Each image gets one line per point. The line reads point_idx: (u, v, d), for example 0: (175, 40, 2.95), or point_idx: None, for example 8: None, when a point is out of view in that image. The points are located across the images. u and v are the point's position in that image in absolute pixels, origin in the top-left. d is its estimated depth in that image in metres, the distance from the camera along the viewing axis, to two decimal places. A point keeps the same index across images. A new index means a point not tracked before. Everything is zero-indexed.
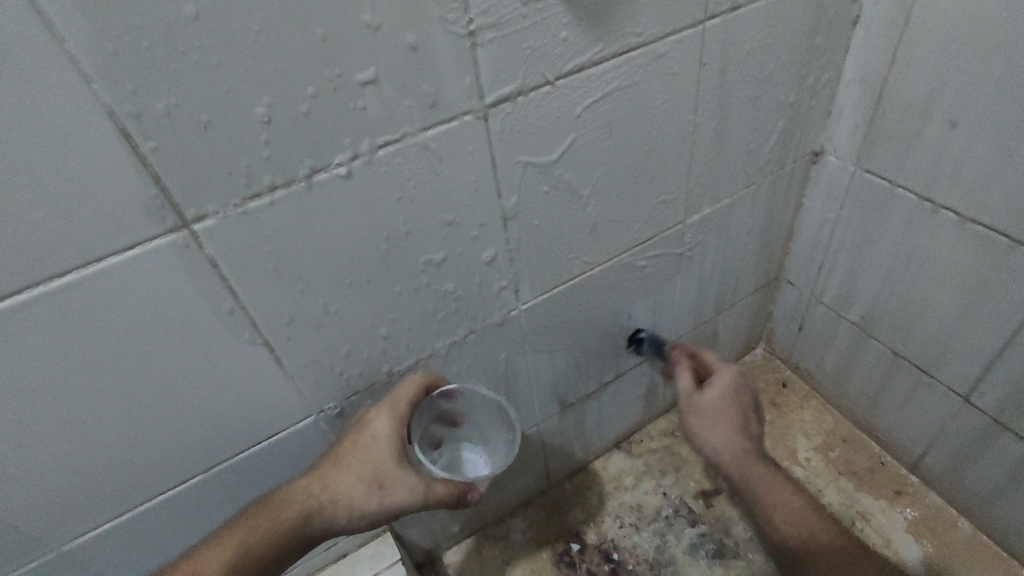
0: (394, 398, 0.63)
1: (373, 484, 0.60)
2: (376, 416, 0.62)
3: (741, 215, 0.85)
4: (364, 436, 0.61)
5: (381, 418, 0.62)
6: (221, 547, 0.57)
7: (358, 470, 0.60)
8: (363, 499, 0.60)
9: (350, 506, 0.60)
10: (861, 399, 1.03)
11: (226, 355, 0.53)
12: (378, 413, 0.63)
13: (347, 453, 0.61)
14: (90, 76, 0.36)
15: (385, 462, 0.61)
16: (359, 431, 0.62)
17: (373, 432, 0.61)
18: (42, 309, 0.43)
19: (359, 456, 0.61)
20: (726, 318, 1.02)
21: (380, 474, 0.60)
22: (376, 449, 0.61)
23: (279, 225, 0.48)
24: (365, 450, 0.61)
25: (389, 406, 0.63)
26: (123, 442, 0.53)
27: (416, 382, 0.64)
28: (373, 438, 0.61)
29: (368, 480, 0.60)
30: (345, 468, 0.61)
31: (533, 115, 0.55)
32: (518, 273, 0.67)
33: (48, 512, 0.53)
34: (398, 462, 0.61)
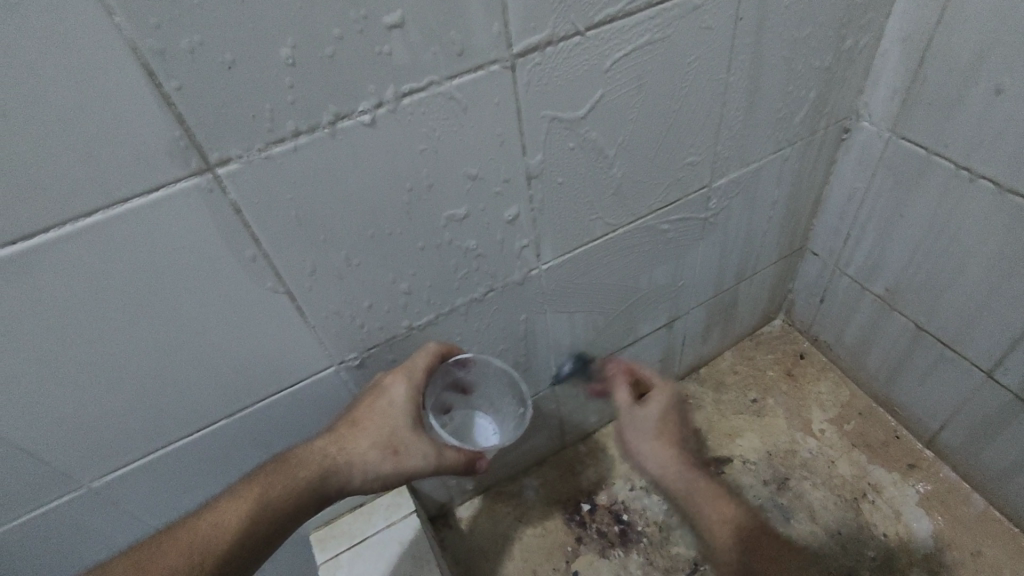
0: (409, 366, 0.64)
1: (388, 449, 0.62)
2: (391, 382, 0.63)
3: (768, 181, 0.83)
4: (380, 401, 0.63)
5: (397, 384, 0.63)
6: (240, 500, 0.56)
7: (374, 434, 0.62)
8: (379, 462, 0.62)
9: (365, 469, 0.61)
10: (880, 373, 1.02)
11: (248, 302, 0.53)
12: (394, 379, 0.64)
13: (363, 417, 0.62)
14: (114, 9, 0.35)
15: (402, 429, 0.62)
16: (375, 396, 0.63)
17: (389, 398, 0.63)
18: (69, 249, 0.43)
19: (375, 420, 0.62)
20: (746, 287, 1.01)
21: (395, 439, 0.62)
22: (392, 414, 0.62)
23: (302, 172, 0.48)
24: (381, 415, 0.62)
25: (405, 372, 0.64)
26: (148, 384, 0.54)
27: (431, 350, 0.65)
28: (390, 403, 0.63)
29: (383, 445, 0.62)
30: (361, 431, 0.62)
31: (561, 67, 0.54)
32: (540, 232, 0.66)
33: (77, 449, 0.55)
34: (413, 428, 0.63)
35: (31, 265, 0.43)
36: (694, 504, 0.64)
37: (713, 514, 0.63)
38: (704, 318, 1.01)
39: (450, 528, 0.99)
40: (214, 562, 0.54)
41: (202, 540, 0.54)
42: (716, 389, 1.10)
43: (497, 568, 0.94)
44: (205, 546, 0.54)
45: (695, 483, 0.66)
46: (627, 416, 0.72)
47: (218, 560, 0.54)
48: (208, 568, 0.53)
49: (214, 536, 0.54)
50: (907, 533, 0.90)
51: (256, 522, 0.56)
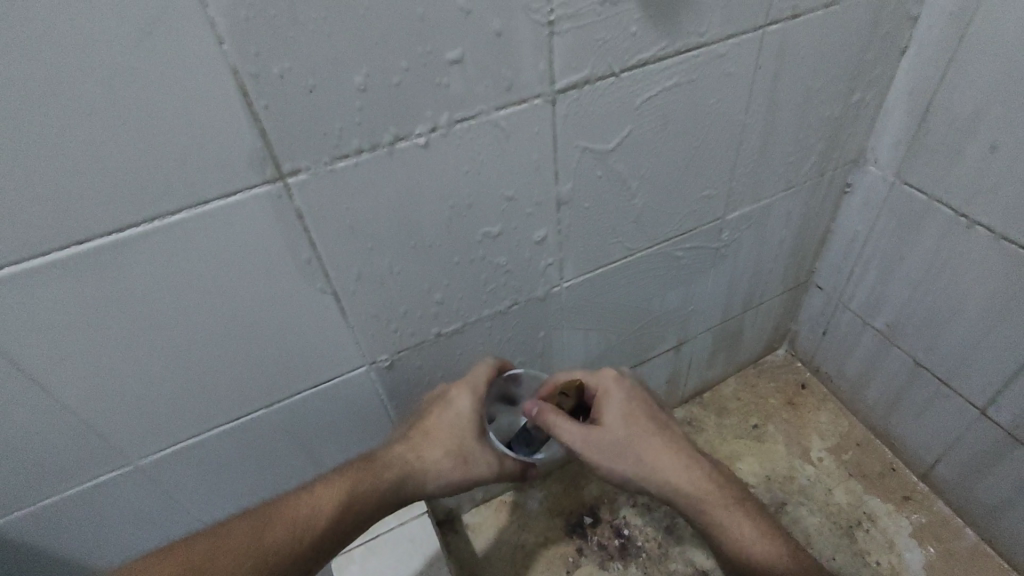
0: (473, 380, 0.72)
1: (458, 456, 0.69)
2: (458, 396, 0.71)
3: (778, 217, 0.88)
4: (449, 412, 0.70)
5: (463, 397, 0.71)
6: (336, 487, 0.64)
7: (445, 443, 0.69)
8: (449, 469, 0.69)
9: (439, 474, 0.69)
10: (878, 405, 1.06)
11: (299, 300, 0.58)
12: (460, 393, 0.71)
13: (435, 426, 0.70)
14: (223, 38, 0.41)
15: (469, 438, 0.70)
16: (443, 408, 0.71)
17: (456, 410, 0.70)
18: (154, 241, 0.48)
19: (446, 430, 0.69)
20: (753, 315, 1.05)
21: (464, 448, 0.69)
22: (460, 425, 0.70)
23: (360, 185, 0.53)
24: (451, 425, 0.70)
25: (469, 386, 0.71)
26: (201, 370, 0.58)
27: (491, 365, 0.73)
28: (457, 415, 0.70)
29: (453, 454, 0.69)
30: (434, 440, 0.69)
31: (596, 103, 0.59)
32: (564, 252, 0.71)
33: (130, 427, 0.59)
34: (480, 438, 0.70)
35: (120, 254, 0.48)
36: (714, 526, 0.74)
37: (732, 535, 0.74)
38: (711, 344, 1.05)
39: (456, 533, 1.02)
40: (311, 539, 0.60)
41: (304, 517, 0.60)
42: (718, 414, 1.13)
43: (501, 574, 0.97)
44: (306, 523, 0.60)
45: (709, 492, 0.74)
46: (592, 442, 0.70)
47: (315, 537, 0.60)
48: (307, 543, 0.59)
49: (315, 514, 0.61)
50: (899, 563, 0.93)
51: (340, 515, 0.62)
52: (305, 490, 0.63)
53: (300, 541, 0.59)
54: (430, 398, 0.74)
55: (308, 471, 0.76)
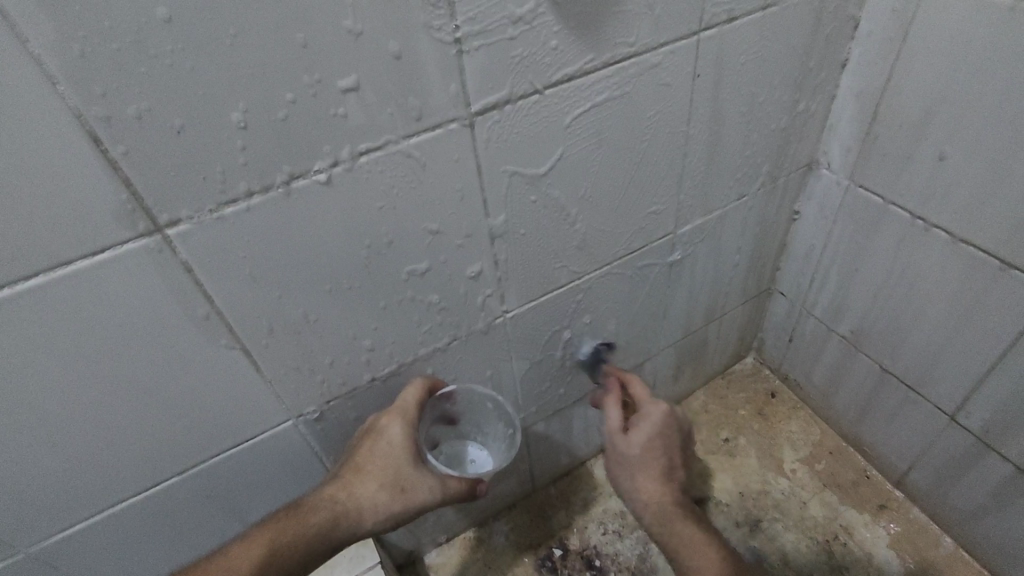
0: (401, 404, 0.65)
1: (396, 487, 0.63)
2: (388, 424, 0.64)
3: (732, 226, 0.84)
4: (380, 442, 0.64)
5: (393, 424, 0.64)
6: (254, 542, 0.57)
7: (380, 475, 0.63)
8: (388, 502, 0.63)
9: (376, 510, 0.62)
10: (847, 412, 1.02)
11: (201, 359, 0.52)
12: (389, 420, 0.64)
13: (366, 461, 0.63)
14: (57, 78, 0.35)
15: (405, 466, 0.64)
16: (373, 439, 0.64)
17: (388, 439, 0.64)
18: (10, 312, 0.42)
19: (379, 461, 0.63)
20: (715, 327, 1.02)
21: (401, 478, 0.63)
22: (394, 453, 0.63)
23: (255, 231, 0.47)
24: (383, 456, 0.63)
25: (399, 411, 0.65)
26: (95, 444, 0.52)
27: (420, 385, 0.67)
28: (390, 444, 0.64)
29: (390, 486, 0.63)
30: (367, 474, 0.63)
31: (521, 123, 0.54)
32: (504, 282, 0.66)
33: (18, 511, 0.52)
34: (416, 463, 0.64)
35: None
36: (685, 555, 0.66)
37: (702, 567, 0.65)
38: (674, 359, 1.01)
39: None
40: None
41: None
42: None
43: None
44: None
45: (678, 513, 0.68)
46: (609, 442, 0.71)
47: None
48: None
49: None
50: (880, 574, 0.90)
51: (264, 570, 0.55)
52: (220, 552, 0.56)
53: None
54: (358, 433, 0.67)
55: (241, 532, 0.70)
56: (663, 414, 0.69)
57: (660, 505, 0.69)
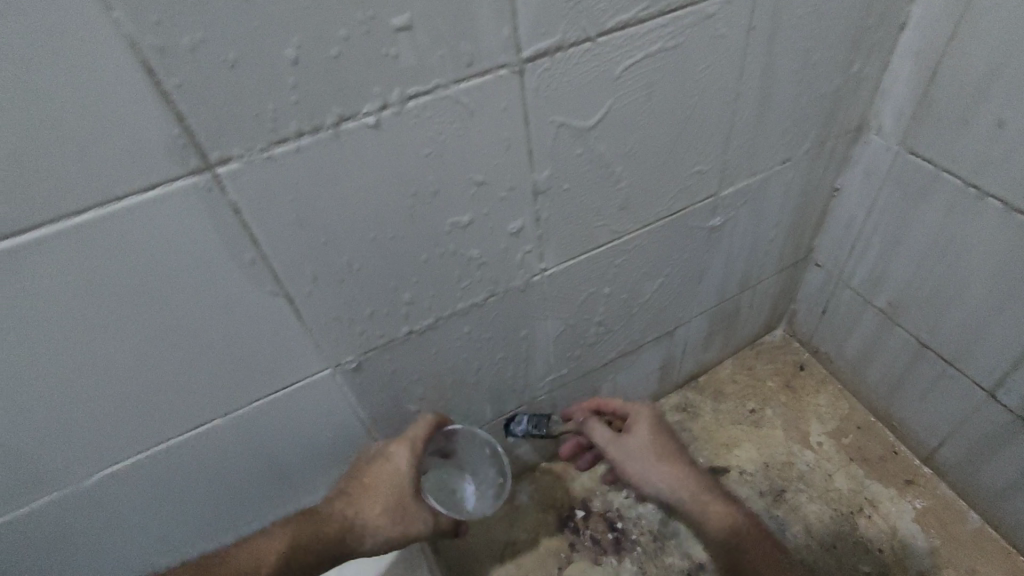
0: (411, 436, 0.71)
1: (396, 513, 0.68)
2: (397, 450, 0.70)
3: (774, 192, 0.82)
4: (387, 466, 0.69)
5: (401, 452, 0.70)
6: (276, 539, 0.66)
7: (383, 498, 0.68)
8: (387, 527, 0.67)
9: (376, 533, 0.67)
10: (879, 386, 1.01)
11: (246, 303, 0.52)
12: (398, 448, 0.70)
13: (374, 481, 0.69)
14: (112, 3, 0.35)
15: (406, 494, 0.68)
16: (382, 462, 0.70)
17: (395, 464, 0.69)
18: (63, 246, 0.42)
19: (384, 485, 0.68)
20: (748, 296, 1.00)
21: (401, 505, 0.68)
22: (399, 478, 0.69)
23: (302, 173, 0.47)
24: (389, 479, 0.69)
25: (408, 441, 0.71)
26: (142, 382, 0.53)
27: (429, 421, 0.73)
28: (396, 470, 0.69)
29: (391, 511, 0.67)
30: (373, 495, 0.68)
31: (571, 73, 0.53)
32: (543, 239, 0.66)
33: (68, 445, 0.54)
34: (417, 495, 0.69)
35: (27, 262, 0.42)
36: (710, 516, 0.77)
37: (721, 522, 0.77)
38: (704, 326, 1.00)
39: None
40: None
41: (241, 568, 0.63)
42: (714, 398, 1.10)
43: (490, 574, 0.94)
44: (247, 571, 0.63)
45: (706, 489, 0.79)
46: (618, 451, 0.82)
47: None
48: None
49: (255, 564, 0.64)
50: (903, 548, 0.90)
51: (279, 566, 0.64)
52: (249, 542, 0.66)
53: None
54: (370, 452, 0.73)
55: (278, 478, 0.72)
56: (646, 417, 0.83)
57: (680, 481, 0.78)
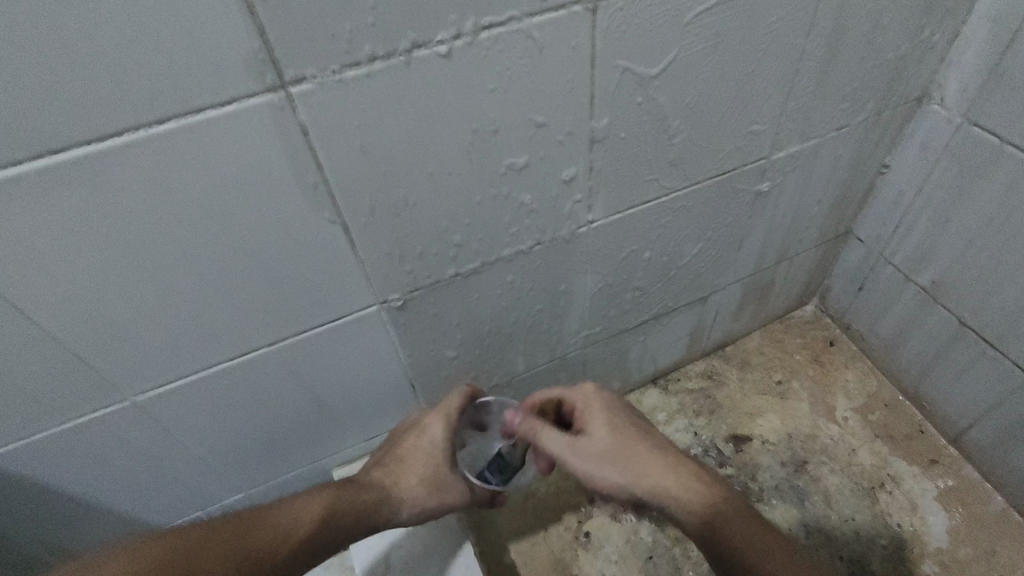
0: (445, 407, 0.71)
1: (433, 484, 0.69)
2: (432, 422, 0.71)
3: (826, 159, 0.81)
4: (422, 439, 0.70)
5: (436, 425, 0.70)
6: (316, 502, 0.63)
7: (420, 469, 0.69)
8: (424, 498, 0.68)
9: (412, 503, 0.68)
10: (911, 366, 1.01)
11: (304, 230, 0.53)
12: (433, 420, 0.71)
13: (410, 454, 0.69)
14: None
15: (443, 466, 0.69)
16: (417, 436, 0.71)
17: (430, 436, 0.70)
18: (139, 156, 0.43)
19: (421, 457, 0.69)
20: (785, 267, 0.99)
21: (437, 477, 0.69)
22: (434, 451, 0.69)
23: (371, 100, 0.47)
24: (426, 452, 0.69)
25: (443, 413, 0.71)
26: (200, 302, 0.54)
27: (464, 393, 0.72)
28: (431, 442, 0.70)
29: (428, 481, 0.69)
30: (410, 467, 0.69)
31: (643, 15, 0.52)
32: (595, 189, 0.65)
33: (127, 359, 0.56)
34: (452, 465, 0.70)
35: (103, 171, 0.42)
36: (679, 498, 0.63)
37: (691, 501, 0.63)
38: (738, 295, 1.00)
39: None
40: (287, 551, 0.58)
41: (283, 528, 0.59)
42: (741, 368, 1.10)
43: (511, 522, 0.96)
44: (283, 532, 0.59)
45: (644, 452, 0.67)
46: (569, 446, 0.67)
47: (290, 549, 0.58)
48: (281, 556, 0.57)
49: (293, 524, 0.60)
50: (922, 525, 0.91)
51: (320, 528, 0.61)
52: (284, 502, 0.62)
53: (277, 550, 0.57)
54: (404, 426, 0.74)
55: (316, 411, 0.74)
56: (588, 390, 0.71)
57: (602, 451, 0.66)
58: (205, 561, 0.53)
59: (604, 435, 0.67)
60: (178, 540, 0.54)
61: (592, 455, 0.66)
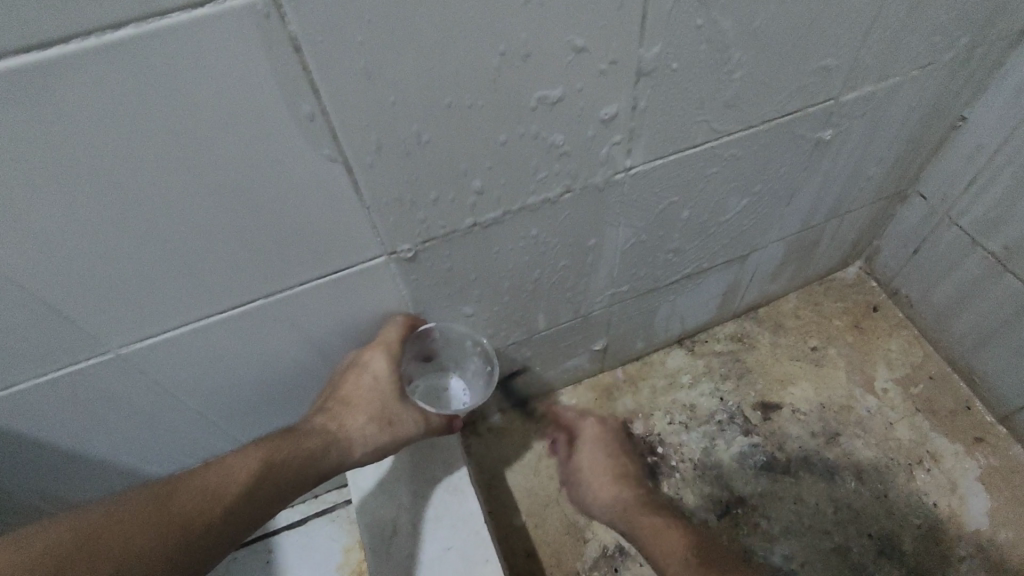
0: (384, 340, 0.66)
1: (383, 420, 0.67)
2: (372, 358, 0.66)
3: (901, 103, 0.70)
4: (366, 375, 0.66)
5: (377, 359, 0.65)
6: (250, 455, 0.58)
7: (367, 408, 0.66)
8: (376, 434, 0.66)
9: (364, 441, 0.65)
10: (964, 337, 0.93)
11: (300, 167, 0.46)
12: (372, 355, 0.66)
13: (353, 394, 0.66)
14: None
15: (392, 401, 0.67)
16: (358, 373, 0.66)
17: (373, 373, 0.66)
18: (95, 70, 0.35)
19: (365, 395, 0.66)
20: (835, 225, 0.90)
21: (387, 411, 0.67)
22: (380, 386, 0.66)
23: (377, 9, 0.38)
24: (371, 390, 0.66)
25: (384, 347, 0.65)
26: (183, 245, 0.48)
27: (403, 322, 0.66)
28: (374, 377, 0.66)
29: (379, 418, 0.66)
30: (355, 408, 0.65)
31: None
32: (637, 130, 0.56)
33: (106, 308, 0.50)
34: (401, 398, 0.68)
35: (52, 86, 0.35)
36: (653, 539, 0.76)
37: (662, 548, 0.74)
38: (781, 254, 0.91)
39: (477, 435, 0.96)
40: (220, 511, 0.54)
41: (213, 488, 0.55)
42: (774, 332, 1.02)
43: (523, 480, 0.92)
44: (214, 494, 0.55)
45: (646, 505, 0.80)
46: (586, 453, 0.90)
47: (226, 509, 0.55)
48: (213, 519, 0.54)
49: (224, 484, 0.56)
50: (960, 506, 0.86)
51: (259, 484, 0.57)
52: (213, 462, 0.57)
53: (207, 511, 0.54)
54: (340, 361, 0.68)
55: (318, 366, 0.69)
56: (592, 424, 0.93)
57: (596, 463, 0.88)
58: (123, 535, 0.50)
59: (610, 457, 0.88)
60: (92, 519, 0.51)
61: (596, 469, 0.87)
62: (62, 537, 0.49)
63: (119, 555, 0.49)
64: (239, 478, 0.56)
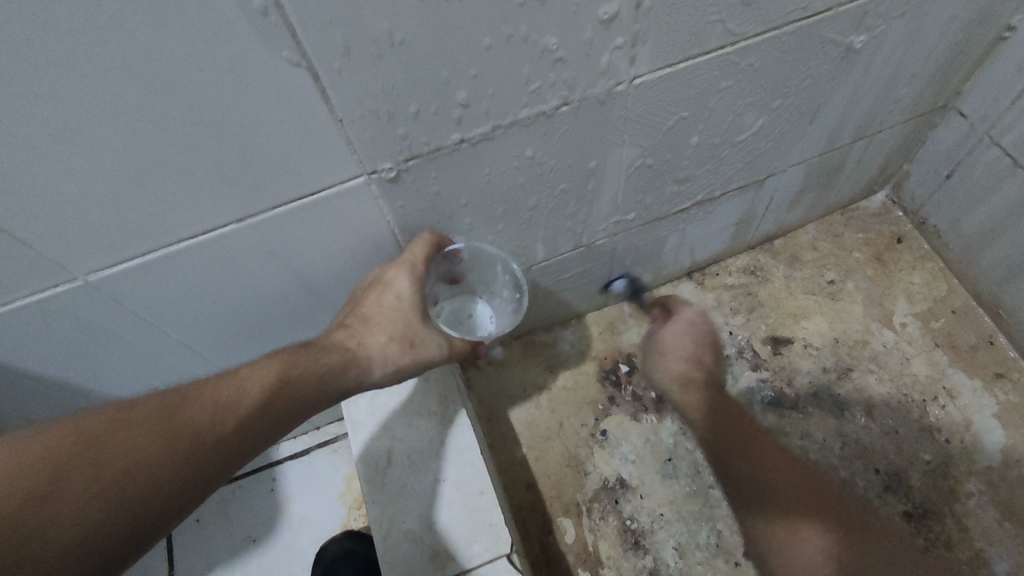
0: (409, 258, 0.61)
1: (405, 341, 0.60)
2: (396, 276, 0.61)
3: (947, 3, 0.62)
4: (388, 294, 0.61)
5: (400, 277, 0.61)
6: (264, 368, 0.54)
7: (389, 328, 0.60)
8: (397, 356, 0.60)
9: (384, 362, 0.60)
10: (995, 269, 0.87)
11: (260, 76, 0.41)
12: (396, 273, 0.61)
13: (375, 312, 0.61)
14: None
15: (414, 322, 0.61)
16: (380, 290, 0.62)
17: (395, 290, 0.61)
18: None
19: (387, 313, 0.61)
20: (861, 148, 0.83)
21: (409, 332, 0.61)
22: (402, 306, 0.61)
23: None
24: (392, 308, 0.61)
25: (408, 264, 0.61)
26: (141, 164, 0.44)
27: (429, 240, 0.62)
28: (397, 296, 0.61)
29: (400, 339, 0.60)
30: (375, 326, 0.60)
31: None
32: (642, 32, 0.50)
33: (66, 234, 0.47)
34: (423, 319, 0.62)
35: None
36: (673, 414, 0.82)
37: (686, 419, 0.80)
38: (801, 180, 0.85)
39: (478, 369, 0.94)
40: (232, 425, 0.50)
41: (224, 400, 0.51)
42: (789, 264, 0.97)
43: (523, 413, 0.91)
44: (225, 407, 0.51)
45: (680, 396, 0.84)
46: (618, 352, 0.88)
47: (238, 423, 0.51)
48: (224, 432, 0.50)
49: (237, 396, 0.51)
50: (974, 442, 0.83)
51: (274, 398, 0.53)
52: (226, 372, 0.53)
53: (217, 423, 0.50)
54: (363, 283, 0.64)
55: (305, 295, 0.66)
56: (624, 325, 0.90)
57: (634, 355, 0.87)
58: (124, 445, 0.47)
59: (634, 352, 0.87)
60: (92, 423, 0.47)
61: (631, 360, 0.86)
62: (64, 440, 0.46)
63: (123, 464, 0.46)
64: (254, 389, 0.52)
